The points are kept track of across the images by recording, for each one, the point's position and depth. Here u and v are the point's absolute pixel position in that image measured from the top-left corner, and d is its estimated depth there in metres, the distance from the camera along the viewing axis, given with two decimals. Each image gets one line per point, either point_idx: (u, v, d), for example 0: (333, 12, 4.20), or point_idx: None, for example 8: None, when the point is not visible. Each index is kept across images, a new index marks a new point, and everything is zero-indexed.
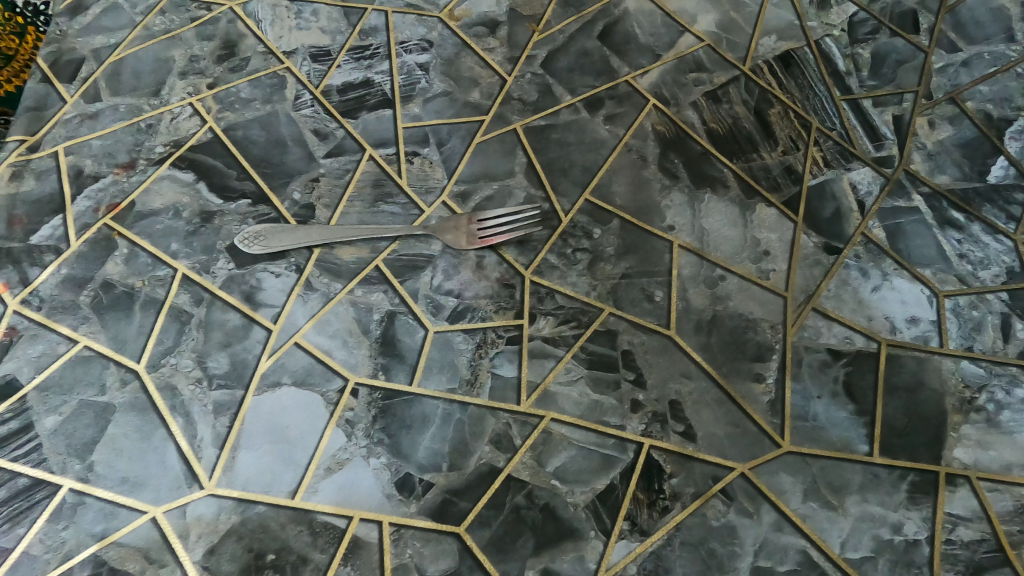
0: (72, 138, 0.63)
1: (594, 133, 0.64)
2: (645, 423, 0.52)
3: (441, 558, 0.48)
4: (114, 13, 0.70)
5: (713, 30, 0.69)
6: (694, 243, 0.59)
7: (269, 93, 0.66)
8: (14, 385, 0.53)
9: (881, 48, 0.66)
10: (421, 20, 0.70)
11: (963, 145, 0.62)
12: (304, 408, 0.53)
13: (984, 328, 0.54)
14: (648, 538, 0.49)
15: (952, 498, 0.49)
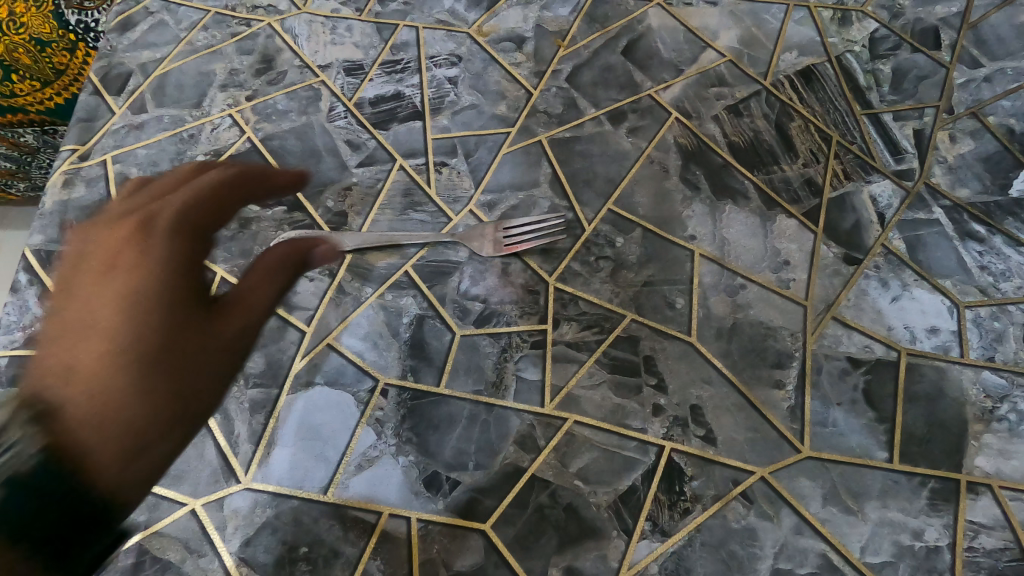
0: (119, 148, 0.67)
1: (618, 144, 0.66)
2: (666, 426, 0.53)
3: (468, 554, 0.50)
4: (159, 30, 0.74)
5: (735, 45, 0.71)
6: (715, 252, 0.60)
7: (305, 105, 0.69)
8: None
9: (902, 64, 0.68)
10: (451, 35, 0.73)
11: (985, 159, 0.63)
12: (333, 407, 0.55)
13: (1005, 339, 0.55)
14: (669, 539, 0.50)
15: (973, 506, 0.49)
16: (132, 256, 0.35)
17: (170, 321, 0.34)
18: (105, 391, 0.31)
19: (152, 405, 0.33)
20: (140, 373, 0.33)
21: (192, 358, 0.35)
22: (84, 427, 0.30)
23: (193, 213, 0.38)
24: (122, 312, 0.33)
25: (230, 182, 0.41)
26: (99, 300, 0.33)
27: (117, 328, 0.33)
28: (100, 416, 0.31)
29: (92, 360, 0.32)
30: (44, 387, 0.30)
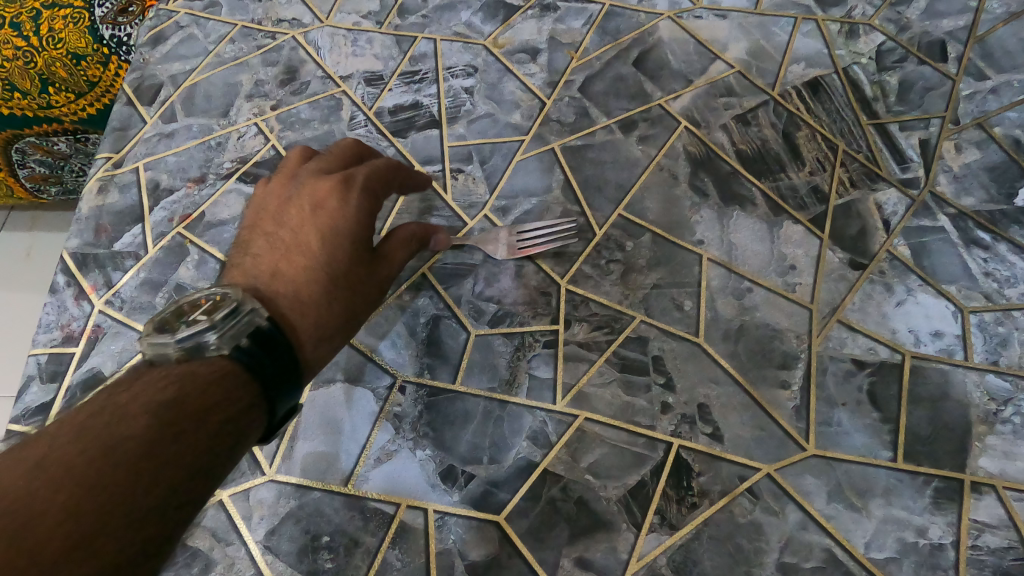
0: (150, 155, 0.70)
1: (628, 152, 0.68)
2: (674, 424, 0.55)
3: (482, 545, 0.52)
4: (189, 43, 0.77)
5: (744, 57, 0.73)
6: (722, 256, 0.62)
7: (327, 114, 0.72)
8: (98, 376, 0.58)
9: (908, 75, 0.70)
10: (467, 47, 0.75)
11: (990, 169, 0.64)
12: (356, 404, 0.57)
13: (1009, 343, 0.56)
14: (677, 532, 0.51)
15: (977, 505, 0.51)
16: (333, 207, 0.54)
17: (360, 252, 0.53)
18: (312, 294, 0.50)
19: (346, 306, 0.51)
20: (327, 287, 0.50)
21: (373, 278, 0.54)
22: (299, 314, 0.48)
23: (371, 181, 0.56)
24: (327, 243, 0.52)
25: (388, 171, 0.58)
26: (312, 235, 0.53)
27: (328, 253, 0.52)
28: (308, 308, 0.49)
29: (304, 270, 0.51)
30: (279, 287, 0.49)
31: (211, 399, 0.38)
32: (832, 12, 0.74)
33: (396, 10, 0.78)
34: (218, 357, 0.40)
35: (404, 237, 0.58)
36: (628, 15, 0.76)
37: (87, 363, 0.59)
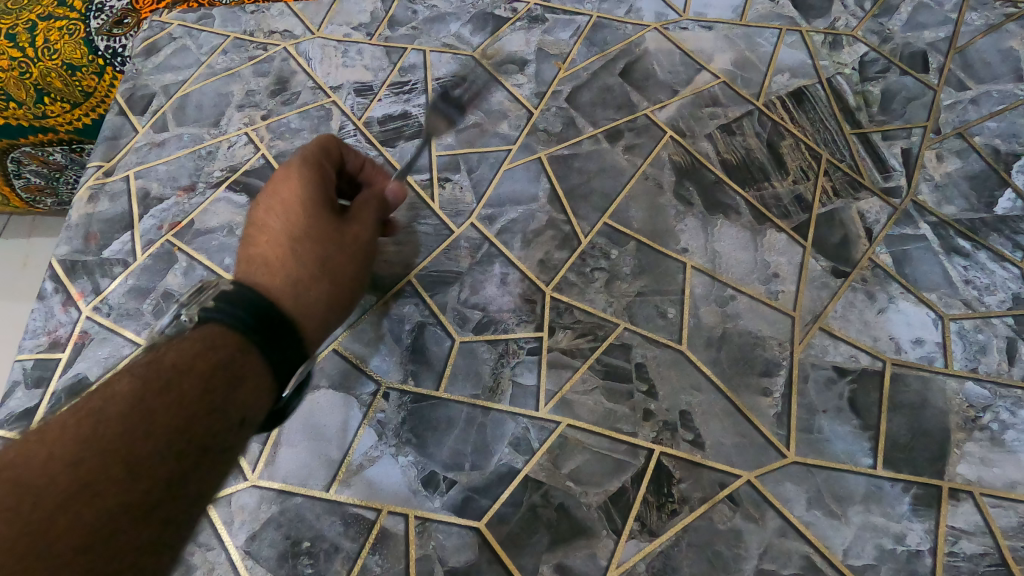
0: (141, 164, 0.71)
1: (614, 161, 0.69)
2: (656, 431, 0.55)
3: (462, 551, 0.52)
4: (182, 54, 0.79)
5: (729, 67, 0.74)
6: (706, 264, 0.62)
7: (317, 124, 0.73)
8: (84, 382, 0.59)
9: (890, 86, 0.71)
10: (456, 58, 0.76)
11: (971, 177, 0.65)
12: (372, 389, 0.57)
13: (988, 350, 0.56)
14: (657, 539, 0.51)
15: (954, 512, 0.51)
16: (281, 185, 0.53)
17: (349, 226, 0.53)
18: (280, 258, 0.49)
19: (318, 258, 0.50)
20: (295, 251, 0.50)
21: (363, 250, 0.54)
22: (294, 291, 0.48)
23: (316, 152, 0.55)
24: (283, 212, 0.52)
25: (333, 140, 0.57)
26: (269, 213, 0.52)
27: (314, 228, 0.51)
28: (281, 271, 0.48)
29: (269, 241, 0.50)
30: (272, 270, 0.49)
31: (200, 349, 0.40)
32: (815, 24, 0.76)
33: (387, 22, 0.79)
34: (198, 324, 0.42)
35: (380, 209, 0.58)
36: (615, 26, 0.77)
37: (73, 369, 0.60)
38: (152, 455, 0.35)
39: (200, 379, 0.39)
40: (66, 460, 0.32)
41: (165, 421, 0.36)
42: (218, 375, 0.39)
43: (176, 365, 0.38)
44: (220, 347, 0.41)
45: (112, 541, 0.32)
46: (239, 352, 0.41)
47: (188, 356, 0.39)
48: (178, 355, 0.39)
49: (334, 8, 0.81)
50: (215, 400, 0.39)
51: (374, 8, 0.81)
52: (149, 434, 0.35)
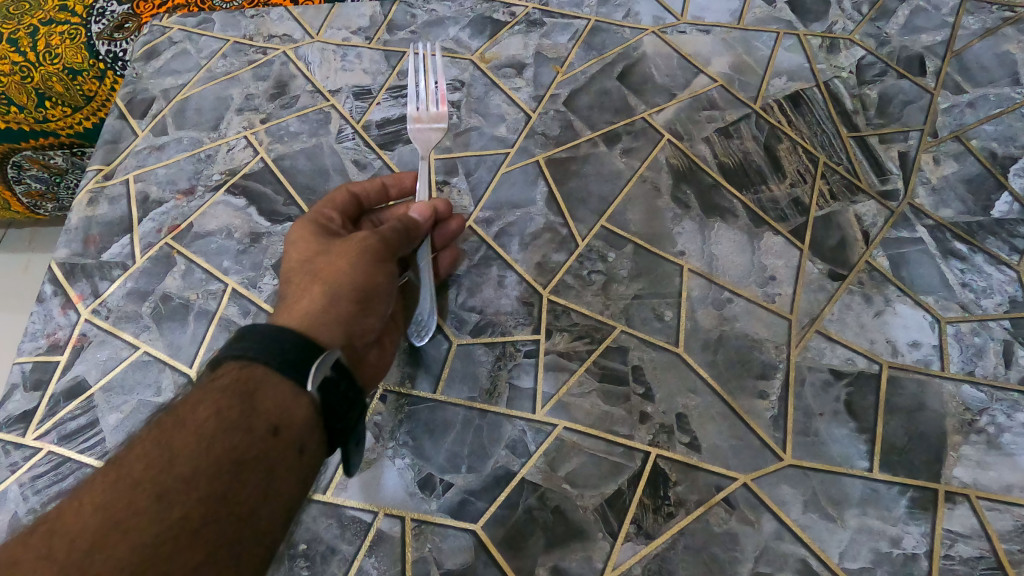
0: (141, 168, 0.71)
1: (611, 165, 0.69)
2: (652, 434, 0.55)
3: (458, 553, 0.52)
4: (182, 58, 0.79)
5: (726, 71, 0.74)
6: (703, 267, 0.62)
7: (315, 127, 0.73)
8: (82, 385, 0.59)
9: (888, 89, 0.71)
10: (455, 62, 0.77)
11: (968, 180, 0.65)
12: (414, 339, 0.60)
13: (985, 353, 0.56)
14: (653, 541, 0.51)
15: (951, 515, 0.50)
16: (295, 237, 0.57)
17: (375, 244, 0.53)
18: (300, 292, 0.51)
19: (331, 273, 0.52)
20: (312, 281, 0.52)
21: (369, 252, 0.53)
22: (315, 315, 0.49)
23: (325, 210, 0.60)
24: (298, 254, 0.55)
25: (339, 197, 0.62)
26: (291, 261, 0.55)
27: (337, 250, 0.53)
28: (301, 300, 0.50)
29: (292, 282, 0.53)
30: (299, 298, 0.50)
31: (203, 393, 0.43)
32: (813, 27, 0.76)
33: (386, 26, 0.80)
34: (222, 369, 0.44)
35: (398, 225, 0.56)
36: (613, 30, 0.78)
37: (72, 371, 0.60)
38: (190, 481, 0.39)
39: (220, 405, 0.42)
40: (98, 512, 0.37)
41: (194, 451, 0.40)
42: (232, 405, 0.42)
43: (192, 402, 0.42)
44: (245, 378, 0.44)
45: (166, 564, 0.36)
46: (253, 376, 0.44)
47: (194, 402, 0.42)
48: (195, 396, 0.42)
49: (333, 12, 0.81)
50: (243, 421, 0.42)
51: (373, 12, 0.81)
52: (168, 470, 0.39)
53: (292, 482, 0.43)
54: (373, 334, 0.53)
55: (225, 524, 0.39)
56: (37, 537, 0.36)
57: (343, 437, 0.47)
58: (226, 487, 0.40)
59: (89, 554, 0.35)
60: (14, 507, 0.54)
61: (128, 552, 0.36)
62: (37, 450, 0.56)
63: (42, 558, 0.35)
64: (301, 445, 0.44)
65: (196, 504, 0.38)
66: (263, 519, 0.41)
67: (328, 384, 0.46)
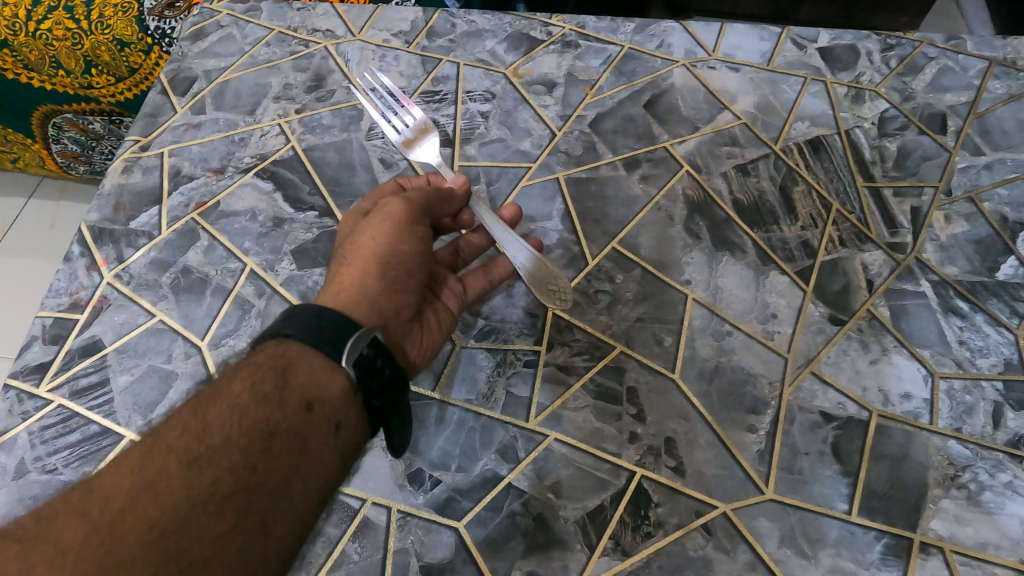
0: (176, 143, 0.74)
1: (629, 189, 0.71)
2: (640, 454, 0.57)
3: (439, 548, 0.53)
4: (227, 42, 0.82)
5: (751, 109, 0.76)
6: (707, 298, 0.64)
7: (347, 123, 0.75)
8: (98, 345, 0.61)
9: (907, 144, 0.72)
10: (488, 74, 0.79)
11: (976, 241, 0.66)
12: (542, 270, 0.61)
13: (975, 412, 0.57)
14: (629, 558, 0.52)
15: (923, 565, 0.51)
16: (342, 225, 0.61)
17: (395, 219, 0.57)
18: (343, 271, 0.55)
19: (369, 248, 0.56)
20: (354, 259, 0.56)
21: (403, 227, 0.57)
22: (348, 294, 0.53)
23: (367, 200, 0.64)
24: (344, 240, 0.59)
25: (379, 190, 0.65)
26: (337, 247, 0.59)
27: (370, 231, 0.57)
28: (345, 277, 0.55)
29: (336, 264, 0.57)
30: (340, 280, 0.55)
31: (241, 369, 0.46)
32: (840, 76, 0.78)
33: (426, 32, 0.83)
34: (268, 346, 0.48)
35: (427, 194, 0.60)
36: (645, 59, 0.80)
37: (88, 331, 0.62)
38: (222, 450, 0.42)
39: (255, 379, 0.45)
40: (135, 475, 0.40)
41: (228, 422, 0.43)
42: (267, 379, 0.45)
43: (230, 378, 0.45)
44: (282, 353, 0.47)
45: (194, 528, 0.39)
46: (294, 355, 0.47)
47: (229, 380, 0.45)
48: (234, 371, 0.46)
49: (376, 13, 0.84)
50: (277, 393, 0.45)
51: (415, 17, 0.84)
52: (200, 438, 0.42)
53: (327, 458, 0.46)
54: (408, 310, 0.56)
55: (255, 493, 0.41)
56: (78, 494, 0.39)
57: (384, 415, 0.49)
58: (257, 457, 0.42)
59: (122, 513, 0.38)
60: (21, 454, 0.55)
61: (159, 512, 0.38)
62: (47, 401, 0.58)
63: (78, 513, 0.38)
64: (337, 421, 0.47)
65: (225, 472, 0.41)
66: (297, 492, 0.43)
67: (363, 360, 0.48)
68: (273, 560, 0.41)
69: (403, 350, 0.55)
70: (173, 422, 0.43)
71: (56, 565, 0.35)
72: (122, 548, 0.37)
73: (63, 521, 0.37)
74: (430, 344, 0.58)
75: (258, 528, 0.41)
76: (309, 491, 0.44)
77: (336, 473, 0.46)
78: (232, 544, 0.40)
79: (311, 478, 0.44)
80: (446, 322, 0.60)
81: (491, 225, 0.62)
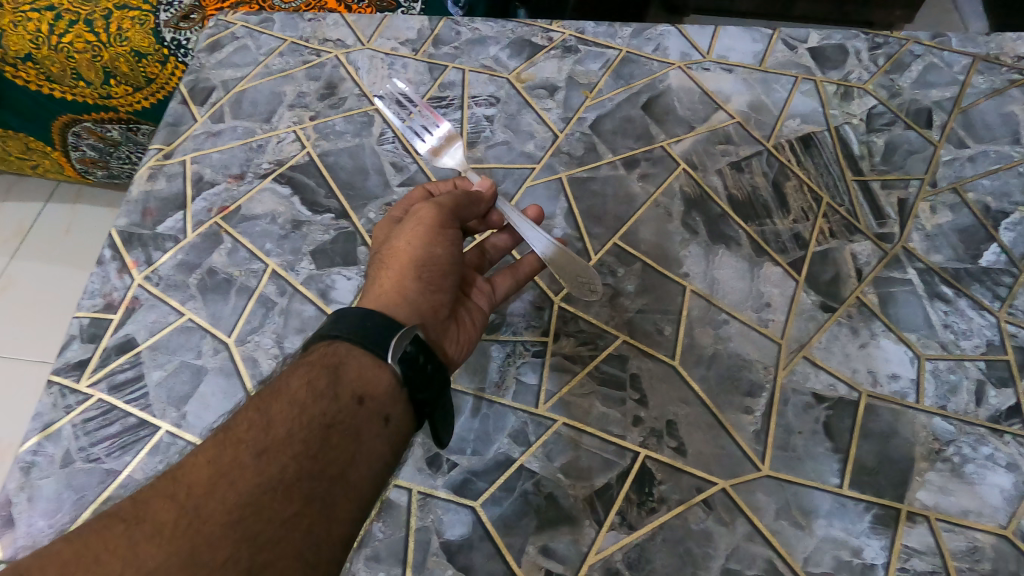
0: (197, 151, 0.78)
1: (628, 188, 0.74)
2: (643, 436, 0.60)
3: (457, 526, 0.57)
4: (242, 53, 0.86)
5: (745, 109, 0.79)
6: (705, 289, 0.68)
7: (359, 129, 0.79)
8: (132, 342, 0.65)
9: (894, 138, 0.76)
10: (493, 79, 0.83)
11: (960, 230, 0.69)
12: (564, 262, 0.63)
13: (958, 390, 0.61)
14: (635, 532, 0.56)
15: (910, 533, 0.55)
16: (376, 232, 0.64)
17: (427, 224, 0.60)
18: (382, 276, 0.59)
19: (404, 254, 0.59)
20: (391, 264, 0.59)
21: (435, 230, 0.60)
22: (388, 297, 0.56)
23: (397, 207, 0.67)
24: (379, 246, 0.62)
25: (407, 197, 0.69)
26: (373, 253, 0.63)
27: (403, 236, 0.61)
28: (385, 281, 0.58)
29: (375, 269, 0.60)
30: (379, 284, 0.58)
31: (295, 371, 0.50)
32: (830, 74, 0.81)
33: (432, 40, 0.86)
34: (319, 349, 0.52)
35: (456, 198, 0.63)
36: (643, 62, 0.83)
37: (122, 330, 0.66)
38: (286, 441, 0.46)
39: (310, 378, 0.50)
40: (212, 465, 0.44)
41: (289, 416, 0.47)
42: (321, 378, 0.50)
43: (287, 378, 0.50)
44: (332, 354, 0.52)
45: (266, 511, 0.43)
46: (344, 355, 0.51)
47: (286, 381, 0.50)
48: (290, 371, 0.51)
49: (384, 22, 0.88)
50: (331, 389, 0.49)
51: (421, 25, 0.88)
52: (266, 432, 0.46)
53: (379, 448, 0.50)
54: (444, 309, 0.59)
55: (318, 480, 0.46)
56: (164, 482, 0.44)
57: (428, 408, 0.52)
58: (317, 448, 0.46)
59: (204, 499, 0.42)
60: (66, 445, 0.59)
61: (235, 497, 0.43)
62: (87, 396, 0.62)
63: (166, 499, 0.42)
64: (385, 415, 0.51)
65: (290, 460, 0.45)
66: (354, 479, 0.47)
67: (406, 357, 0.51)
68: (336, 541, 0.45)
69: (441, 346, 0.58)
70: (240, 418, 0.48)
71: (154, 543, 0.40)
72: (206, 529, 0.41)
73: (153, 505, 0.42)
74: (466, 341, 0.62)
75: (321, 512, 0.45)
76: (365, 480, 0.48)
77: (389, 463, 0.50)
78: (301, 526, 0.44)
79: (365, 468, 0.48)
80: (478, 320, 0.63)
81: (518, 223, 0.65)
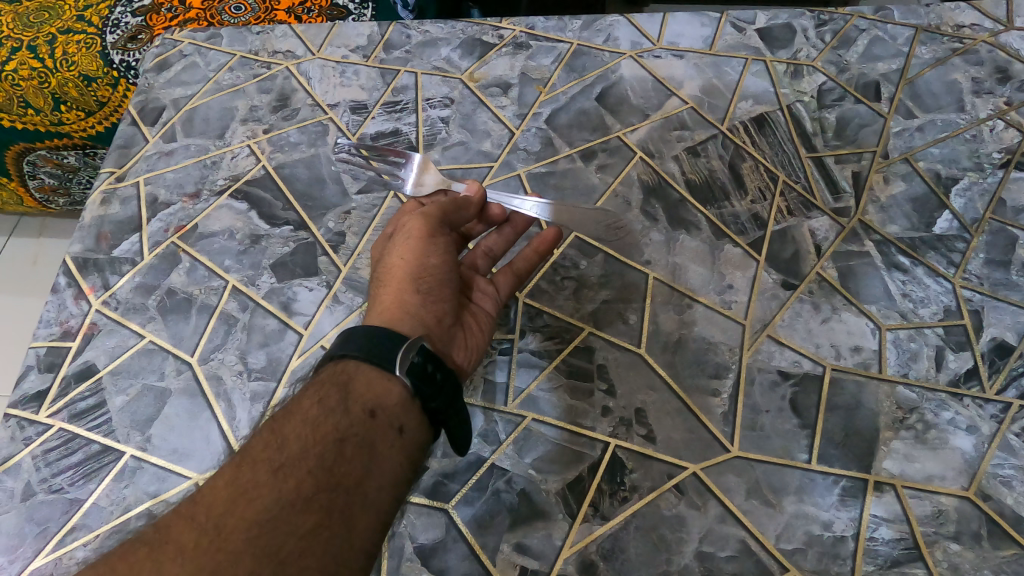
0: (151, 171, 0.77)
1: (587, 179, 0.75)
2: (613, 426, 0.60)
3: (431, 529, 0.57)
4: (192, 70, 0.85)
5: (697, 94, 0.79)
6: (667, 275, 0.68)
7: (314, 138, 0.79)
8: (92, 369, 0.64)
9: (845, 113, 0.76)
10: (445, 81, 0.82)
11: (913, 200, 0.70)
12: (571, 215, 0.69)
13: (919, 357, 0.61)
14: (608, 522, 0.56)
15: (877, 502, 0.55)
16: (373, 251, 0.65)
17: (417, 236, 0.61)
18: (382, 293, 0.59)
19: (400, 268, 0.60)
20: (388, 281, 0.60)
21: (425, 241, 0.61)
22: (388, 313, 0.57)
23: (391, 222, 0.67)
24: (376, 265, 0.63)
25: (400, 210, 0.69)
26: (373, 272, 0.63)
27: (396, 252, 0.61)
28: (385, 298, 0.58)
29: (375, 289, 0.61)
30: (380, 302, 0.59)
31: (307, 391, 0.51)
32: (779, 54, 0.82)
33: (382, 45, 0.86)
34: (331, 368, 0.53)
35: (443, 207, 0.63)
36: (594, 54, 0.84)
37: (82, 357, 0.65)
38: (301, 457, 0.47)
39: (322, 396, 0.50)
40: (230, 485, 0.45)
41: (303, 434, 0.48)
42: (332, 395, 0.50)
43: (299, 397, 0.50)
44: (341, 371, 0.52)
45: (283, 526, 0.44)
46: (353, 372, 0.52)
47: (300, 401, 0.50)
48: (303, 390, 0.51)
49: (333, 31, 0.88)
50: (342, 404, 0.49)
51: (371, 32, 0.87)
52: (282, 449, 0.47)
53: (395, 457, 0.50)
54: (448, 318, 0.59)
55: (335, 492, 0.46)
56: (185, 506, 0.45)
57: (443, 416, 0.52)
58: (332, 461, 0.47)
59: (224, 517, 0.43)
60: (26, 477, 0.59)
61: (255, 514, 0.44)
62: (48, 426, 0.61)
63: (188, 520, 0.43)
64: (399, 425, 0.51)
65: (306, 475, 0.46)
66: (371, 490, 0.48)
67: (415, 368, 0.51)
68: (359, 552, 0.46)
69: (450, 354, 0.59)
70: (257, 438, 0.48)
71: (177, 562, 0.41)
72: (226, 546, 0.42)
73: (175, 526, 0.43)
74: (474, 346, 0.61)
75: (340, 524, 0.45)
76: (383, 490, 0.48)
77: (406, 471, 0.50)
78: (320, 538, 0.44)
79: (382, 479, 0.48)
80: (484, 323, 0.63)
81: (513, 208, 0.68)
